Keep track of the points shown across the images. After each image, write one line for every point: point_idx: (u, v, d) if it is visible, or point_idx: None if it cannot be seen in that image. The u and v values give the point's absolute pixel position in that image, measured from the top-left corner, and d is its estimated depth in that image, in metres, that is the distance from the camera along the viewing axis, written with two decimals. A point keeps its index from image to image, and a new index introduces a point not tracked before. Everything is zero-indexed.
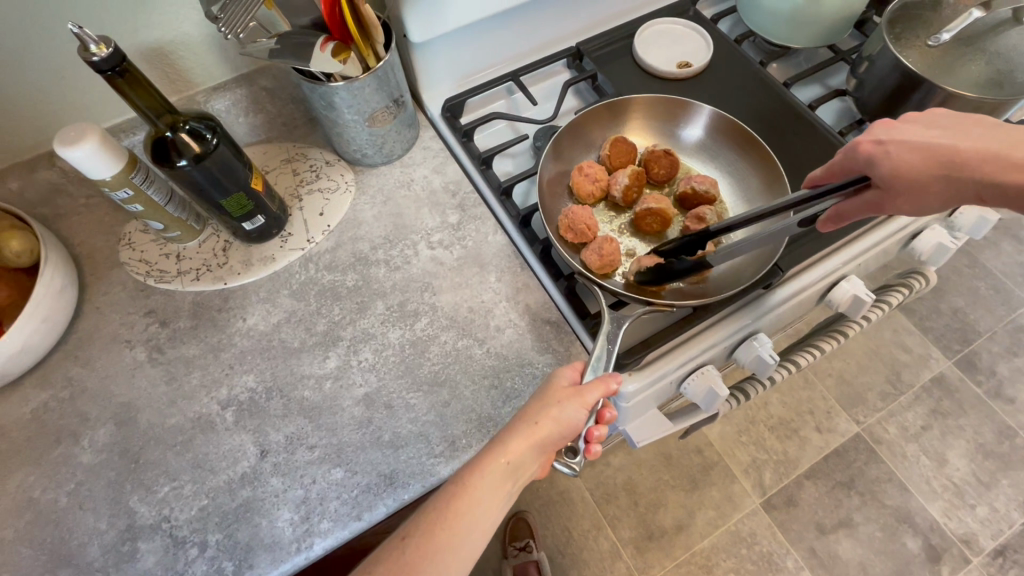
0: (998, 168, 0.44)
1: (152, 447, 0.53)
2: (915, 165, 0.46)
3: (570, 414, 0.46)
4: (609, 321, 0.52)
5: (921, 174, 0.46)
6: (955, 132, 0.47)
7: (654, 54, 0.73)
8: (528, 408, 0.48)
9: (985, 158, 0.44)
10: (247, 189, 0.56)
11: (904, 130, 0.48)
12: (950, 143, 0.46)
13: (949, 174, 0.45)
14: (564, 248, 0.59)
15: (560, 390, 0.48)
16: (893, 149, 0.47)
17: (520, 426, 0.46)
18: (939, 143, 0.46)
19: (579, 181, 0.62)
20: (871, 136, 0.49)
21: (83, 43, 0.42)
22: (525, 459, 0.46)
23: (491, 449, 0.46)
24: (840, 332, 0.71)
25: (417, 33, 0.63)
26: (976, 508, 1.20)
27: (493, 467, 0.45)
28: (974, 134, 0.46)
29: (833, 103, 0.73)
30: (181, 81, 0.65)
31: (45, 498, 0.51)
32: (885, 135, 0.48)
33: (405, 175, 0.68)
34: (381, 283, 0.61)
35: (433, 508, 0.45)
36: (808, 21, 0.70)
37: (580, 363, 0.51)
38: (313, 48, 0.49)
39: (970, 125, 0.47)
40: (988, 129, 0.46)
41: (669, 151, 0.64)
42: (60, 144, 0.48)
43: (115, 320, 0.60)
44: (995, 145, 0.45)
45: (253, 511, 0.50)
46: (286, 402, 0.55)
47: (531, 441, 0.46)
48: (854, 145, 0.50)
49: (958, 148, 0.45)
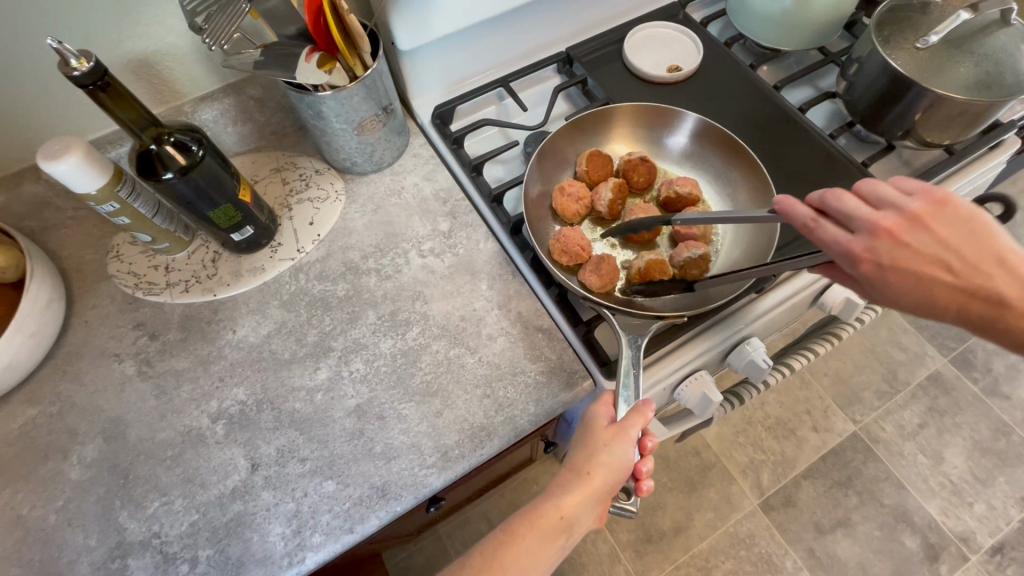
0: (987, 305, 0.41)
1: (142, 462, 0.53)
2: (908, 296, 0.42)
3: (619, 457, 0.46)
4: (627, 343, 0.51)
5: (914, 304, 0.42)
6: (958, 263, 0.41)
7: (643, 58, 0.73)
8: (577, 457, 0.47)
9: (973, 296, 0.41)
10: (235, 201, 0.55)
11: (909, 252, 0.41)
12: (945, 279, 0.41)
13: (933, 309, 0.42)
14: (560, 271, 0.58)
15: (602, 433, 0.47)
16: (892, 277, 0.41)
17: (572, 478, 0.46)
18: (935, 277, 0.41)
19: (562, 202, 0.62)
20: (874, 250, 0.41)
21: (63, 58, 0.42)
22: (580, 511, 0.46)
23: (544, 502, 0.47)
24: (833, 334, 0.71)
25: (406, 41, 0.62)
26: (974, 506, 1.20)
27: (546, 519, 0.46)
28: (975, 263, 0.41)
29: (824, 106, 0.73)
30: (168, 91, 0.64)
31: (34, 516, 0.50)
32: (889, 256, 0.41)
33: (395, 183, 0.67)
34: (372, 292, 0.61)
35: (480, 555, 0.45)
36: (797, 24, 0.70)
37: (610, 394, 0.50)
38: (298, 60, 0.49)
39: (976, 246, 0.41)
40: (990, 263, 0.41)
41: (645, 157, 0.64)
42: (43, 158, 0.48)
43: (104, 333, 0.59)
44: (990, 279, 0.41)
45: (244, 525, 0.50)
46: (277, 415, 0.55)
47: (585, 493, 0.46)
48: (845, 245, 0.42)
49: (956, 287, 0.41)
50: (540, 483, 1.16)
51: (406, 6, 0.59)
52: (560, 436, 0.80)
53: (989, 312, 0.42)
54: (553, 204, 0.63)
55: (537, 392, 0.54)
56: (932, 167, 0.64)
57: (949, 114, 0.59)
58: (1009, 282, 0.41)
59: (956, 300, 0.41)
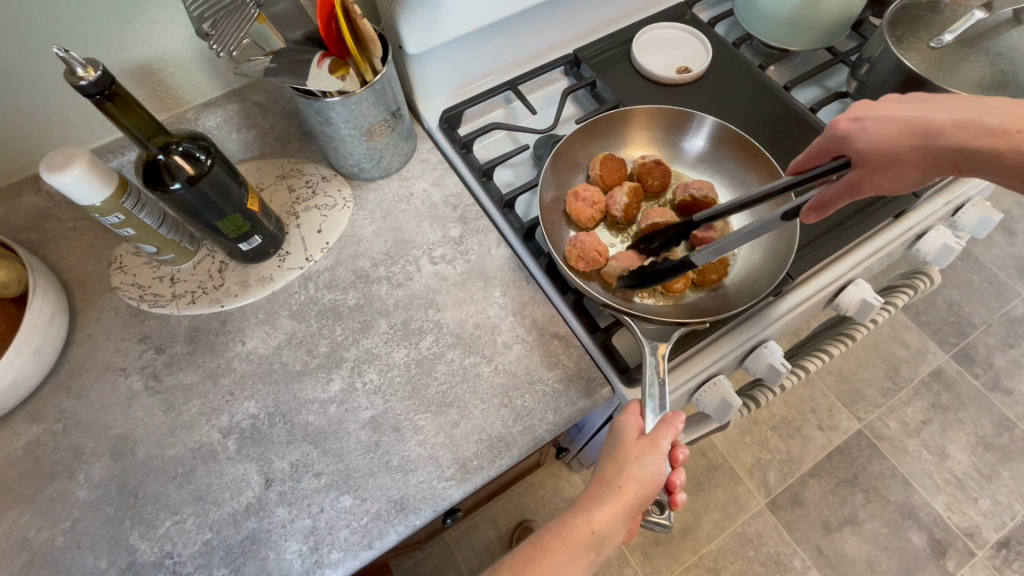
0: (973, 135, 0.42)
1: (152, 480, 0.51)
2: (897, 137, 0.45)
3: (651, 470, 0.45)
4: (650, 350, 0.51)
5: (898, 148, 0.45)
6: (936, 104, 0.45)
7: (653, 60, 0.73)
8: (606, 470, 0.47)
9: (960, 126, 0.43)
10: (243, 210, 0.54)
11: (884, 107, 0.47)
12: (931, 120, 0.44)
13: (925, 145, 0.45)
14: (577, 277, 0.57)
15: (633, 444, 0.46)
16: (873, 126, 0.47)
17: (603, 492, 0.46)
18: (920, 119, 0.45)
19: (577, 207, 0.61)
20: (852, 113, 0.49)
21: (70, 67, 0.40)
22: (611, 526, 0.45)
23: (574, 517, 0.46)
24: (847, 335, 0.70)
25: (413, 45, 0.61)
26: (979, 501, 1.21)
27: (577, 534, 0.45)
28: (952, 106, 0.44)
29: (832, 106, 0.71)
30: (171, 98, 0.63)
31: (41, 538, 0.49)
32: (864, 112, 0.48)
33: (404, 189, 0.66)
34: (383, 301, 0.60)
35: (509, 570, 0.44)
36: (807, 23, 0.69)
37: (638, 403, 0.50)
38: (310, 66, 0.48)
39: (961, 100, 0.44)
40: (975, 103, 0.43)
41: (660, 161, 0.63)
42: (46, 170, 0.46)
43: (109, 348, 0.58)
44: (976, 110, 0.43)
45: (259, 543, 0.48)
46: (290, 428, 0.53)
47: (617, 507, 0.45)
48: (834, 124, 0.49)
49: (935, 121, 0.44)
50: (547, 487, 1.16)
51: (414, 8, 0.58)
52: (570, 442, 0.79)
53: (997, 132, 0.41)
54: (567, 209, 0.62)
55: (556, 401, 0.53)
56: None
57: None
58: (994, 111, 0.42)
59: (945, 129, 0.43)
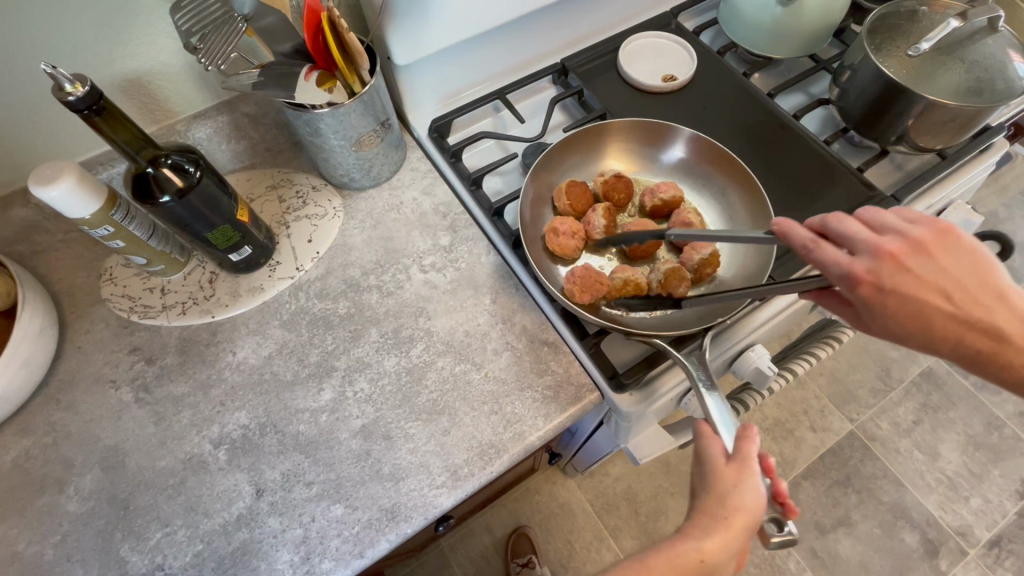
0: (967, 340, 0.40)
1: (142, 492, 0.51)
2: (907, 322, 0.39)
3: (754, 495, 0.41)
4: (694, 363, 0.49)
5: (905, 331, 0.40)
6: (959, 292, 0.39)
7: (638, 68, 0.74)
8: (706, 499, 0.42)
9: (968, 325, 0.40)
10: (232, 221, 0.55)
11: (909, 274, 0.39)
12: (945, 308, 0.39)
13: (926, 339, 0.40)
14: (582, 310, 0.56)
15: (724, 471, 0.42)
16: (892, 300, 0.39)
17: (709, 521, 0.41)
18: (937, 305, 0.39)
19: (560, 242, 0.60)
20: (876, 268, 0.38)
21: (57, 83, 0.41)
22: (725, 557, 0.41)
23: (679, 546, 0.42)
24: (834, 338, 0.71)
25: (402, 56, 0.62)
26: (970, 500, 1.22)
27: (687, 565, 0.41)
28: (967, 295, 0.39)
29: (818, 112, 0.74)
30: (160, 110, 0.63)
31: (30, 552, 0.49)
32: (888, 280, 0.38)
33: (394, 198, 0.67)
34: (374, 309, 0.60)
35: None
36: (789, 33, 0.71)
37: (707, 425, 0.45)
38: (298, 78, 0.50)
39: (972, 278, 0.40)
40: (988, 294, 0.40)
41: (619, 173, 0.64)
42: (35, 183, 0.46)
43: (99, 359, 0.58)
44: (982, 311, 0.40)
45: (250, 554, 0.48)
46: (281, 438, 0.53)
47: (729, 537, 0.41)
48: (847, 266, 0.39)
49: (947, 313, 0.39)
50: (542, 493, 1.17)
51: (403, 20, 0.59)
52: (563, 446, 0.79)
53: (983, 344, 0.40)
54: (548, 247, 0.61)
55: (545, 408, 0.54)
56: (925, 172, 0.65)
57: (941, 119, 0.59)
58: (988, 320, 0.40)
59: (948, 328, 0.39)
